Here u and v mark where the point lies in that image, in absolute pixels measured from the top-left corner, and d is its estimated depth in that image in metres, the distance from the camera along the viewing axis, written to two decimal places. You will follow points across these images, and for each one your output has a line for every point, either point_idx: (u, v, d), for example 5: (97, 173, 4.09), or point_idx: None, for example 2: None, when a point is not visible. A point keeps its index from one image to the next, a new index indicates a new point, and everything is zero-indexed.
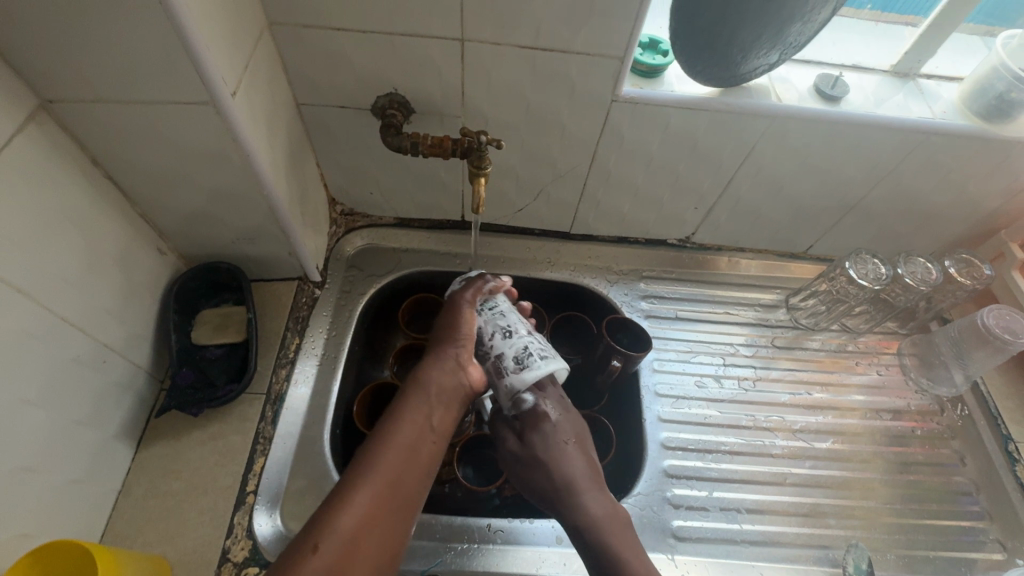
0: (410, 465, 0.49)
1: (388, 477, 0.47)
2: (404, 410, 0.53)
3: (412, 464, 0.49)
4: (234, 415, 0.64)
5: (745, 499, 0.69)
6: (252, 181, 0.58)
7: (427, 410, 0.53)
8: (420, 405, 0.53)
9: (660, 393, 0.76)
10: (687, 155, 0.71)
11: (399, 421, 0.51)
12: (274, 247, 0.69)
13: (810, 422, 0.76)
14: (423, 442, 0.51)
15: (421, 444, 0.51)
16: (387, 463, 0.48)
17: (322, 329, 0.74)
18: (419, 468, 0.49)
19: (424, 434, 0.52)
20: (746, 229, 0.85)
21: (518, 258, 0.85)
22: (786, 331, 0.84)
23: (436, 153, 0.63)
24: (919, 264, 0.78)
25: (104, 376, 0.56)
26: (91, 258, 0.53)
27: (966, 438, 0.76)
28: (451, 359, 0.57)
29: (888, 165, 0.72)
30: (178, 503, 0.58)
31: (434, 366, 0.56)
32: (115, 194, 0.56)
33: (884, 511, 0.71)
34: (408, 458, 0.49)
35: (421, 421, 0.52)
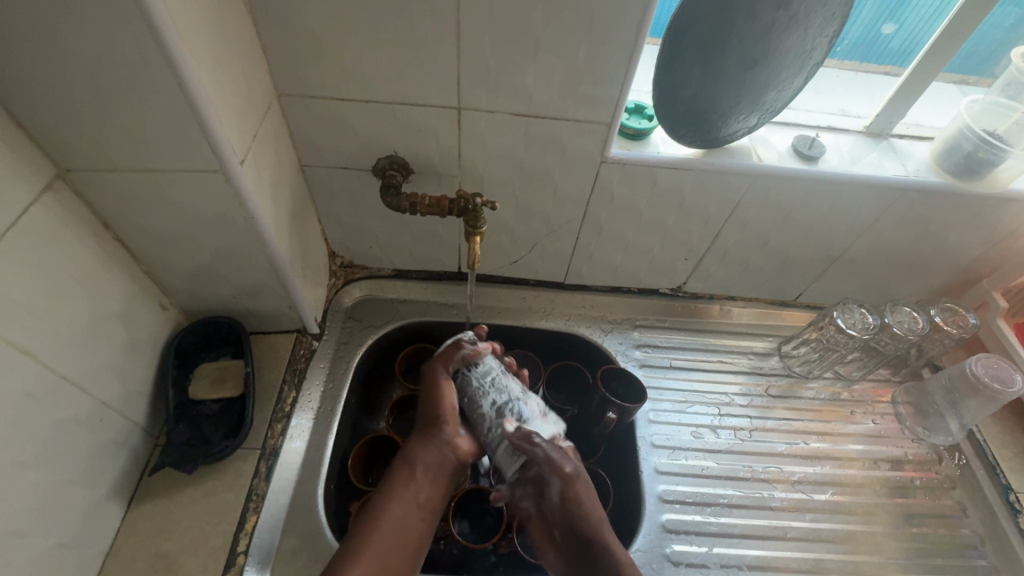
0: (400, 541, 0.57)
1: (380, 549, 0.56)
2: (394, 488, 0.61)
3: (404, 536, 0.58)
4: (228, 471, 0.64)
5: (746, 555, 0.68)
6: (256, 241, 0.60)
7: (414, 491, 0.61)
8: (406, 485, 0.61)
9: (657, 444, 0.76)
10: (675, 211, 0.74)
11: (389, 496, 0.60)
12: (274, 302, 0.70)
13: (809, 473, 0.76)
14: (411, 518, 0.59)
15: (407, 518, 0.59)
16: (379, 540, 0.56)
17: (319, 381, 0.74)
18: (408, 538, 0.58)
19: (412, 512, 0.60)
20: (737, 279, 0.87)
21: (513, 308, 0.87)
22: (780, 379, 0.85)
23: (433, 212, 0.66)
24: (905, 314, 0.79)
25: (100, 434, 0.56)
26: (96, 317, 0.55)
27: (967, 488, 0.76)
28: (437, 438, 0.65)
29: (868, 218, 0.74)
30: (166, 565, 0.57)
31: (422, 443, 0.64)
32: (122, 254, 0.58)
33: (889, 566, 0.69)
34: (396, 533, 0.57)
35: (409, 501, 0.60)
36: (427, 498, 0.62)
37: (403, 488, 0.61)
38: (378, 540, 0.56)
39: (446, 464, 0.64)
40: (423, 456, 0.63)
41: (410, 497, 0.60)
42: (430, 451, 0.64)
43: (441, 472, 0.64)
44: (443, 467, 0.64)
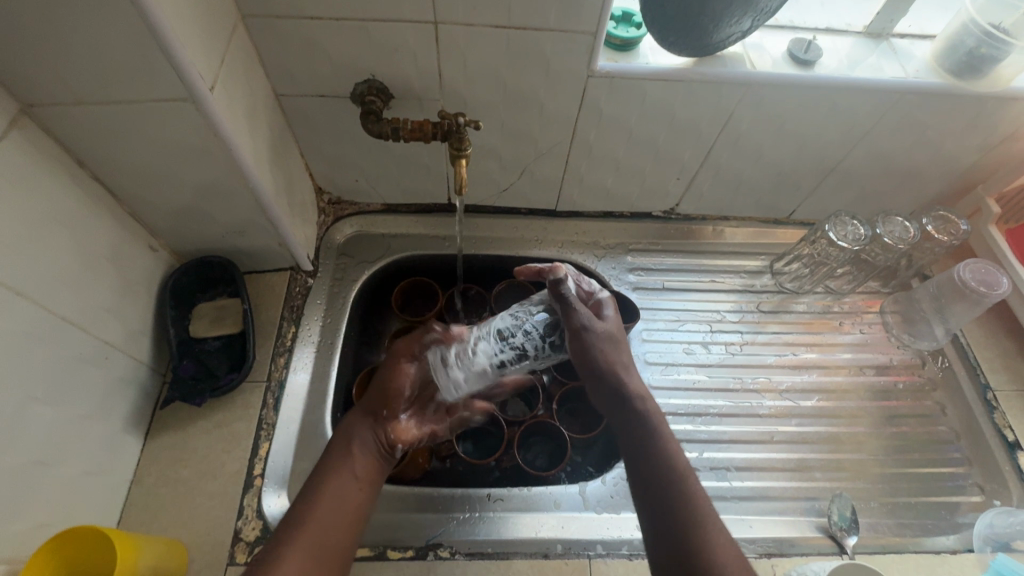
0: (342, 506, 0.53)
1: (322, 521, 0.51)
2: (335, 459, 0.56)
3: (337, 524, 0.52)
4: (236, 403, 0.66)
5: (734, 458, 0.72)
6: (238, 173, 0.59)
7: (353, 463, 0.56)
8: (343, 458, 0.56)
9: (650, 361, 0.79)
10: (665, 127, 0.72)
11: (322, 473, 0.55)
12: (264, 239, 0.70)
13: (795, 382, 0.79)
14: (353, 492, 0.54)
15: (350, 490, 0.54)
16: (317, 513, 0.51)
17: (317, 316, 0.75)
18: (347, 513, 0.53)
19: (351, 485, 0.55)
20: (730, 198, 0.86)
21: (506, 237, 0.87)
22: (771, 296, 0.87)
23: (416, 137, 0.64)
24: (897, 224, 0.79)
25: (107, 371, 0.57)
26: (83, 257, 0.54)
27: (947, 388, 0.79)
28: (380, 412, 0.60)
29: (865, 126, 0.73)
30: (188, 489, 0.61)
31: (359, 419, 0.59)
32: (102, 193, 0.57)
33: (870, 462, 0.73)
34: (334, 505, 0.53)
35: (348, 473, 0.55)
36: (362, 473, 0.56)
37: (339, 461, 0.56)
38: (312, 511, 0.51)
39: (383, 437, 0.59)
40: (360, 430, 0.59)
41: (344, 474, 0.55)
42: (367, 431, 0.59)
43: (380, 448, 0.59)
44: (383, 442, 0.59)
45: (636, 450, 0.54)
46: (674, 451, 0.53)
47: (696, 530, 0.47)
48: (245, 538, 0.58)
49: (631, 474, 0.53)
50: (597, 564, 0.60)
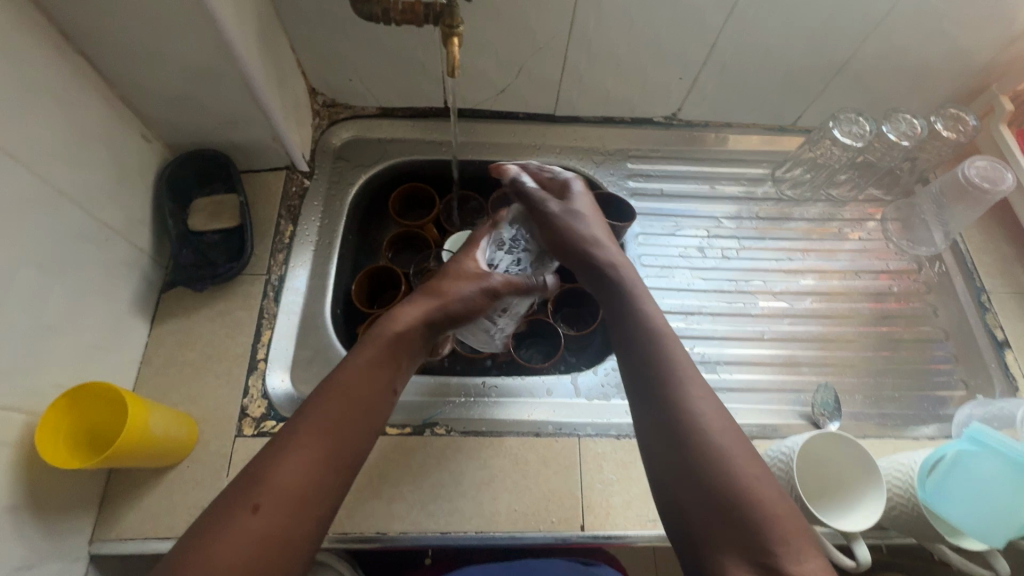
0: (355, 418, 0.48)
1: (330, 433, 0.46)
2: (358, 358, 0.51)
3: (349, 436, 0.47)
4: (237, 294, 0.68)
5: (724, 353, 0.73)
6: (225, 53, 0.57)
7: (380, 369, 0.51)
8: (375, 357, 0.51)
9: (646, 264, 0.79)
10: (668, 15, 0.69)
11: (351, 370, 0.50)
12: (257, 133, 0.69)
13: (789, 285, 0.80)
14: (379, 399, 0.50)
15: (377, 396, 0.50)
16: (336, 412, 0.47)
17: (315, 217, 0.76)
18: (368, 421, 0.48)
19: (375, 391, 0.50)
20: (734, 101, 0.83)
21: (504, 143, 0.85)
22: (770, 203, 0.86)
23: (408, 19, 0.61)
24: (904, 120, 0.77)
25: (108, 253, 0.59)
26: (75, 135, 0.54)
27: (941, 291, 0.79)
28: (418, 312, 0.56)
29: (878, 13, 0.69)
30: (195, 370, 0.63)
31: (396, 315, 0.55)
32: (88, 71, 0.56)
33: (858, 360, 0.75)
34: (356, 409, 0.48)
35: (374, 377, 0.50)
36: (387, 381, 0.51)
37: (371, 359, 0.51)
38: (332, 409, 0.47)
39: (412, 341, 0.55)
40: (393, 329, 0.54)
41: (376, 374, 0.51)
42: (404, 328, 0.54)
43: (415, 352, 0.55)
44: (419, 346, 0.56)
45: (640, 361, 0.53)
46: (676, 361, 0.52)
47: (707, 446, 0.47)
48: (251, 414, 0.61)
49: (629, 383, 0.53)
50: (585, 442, 0.63)
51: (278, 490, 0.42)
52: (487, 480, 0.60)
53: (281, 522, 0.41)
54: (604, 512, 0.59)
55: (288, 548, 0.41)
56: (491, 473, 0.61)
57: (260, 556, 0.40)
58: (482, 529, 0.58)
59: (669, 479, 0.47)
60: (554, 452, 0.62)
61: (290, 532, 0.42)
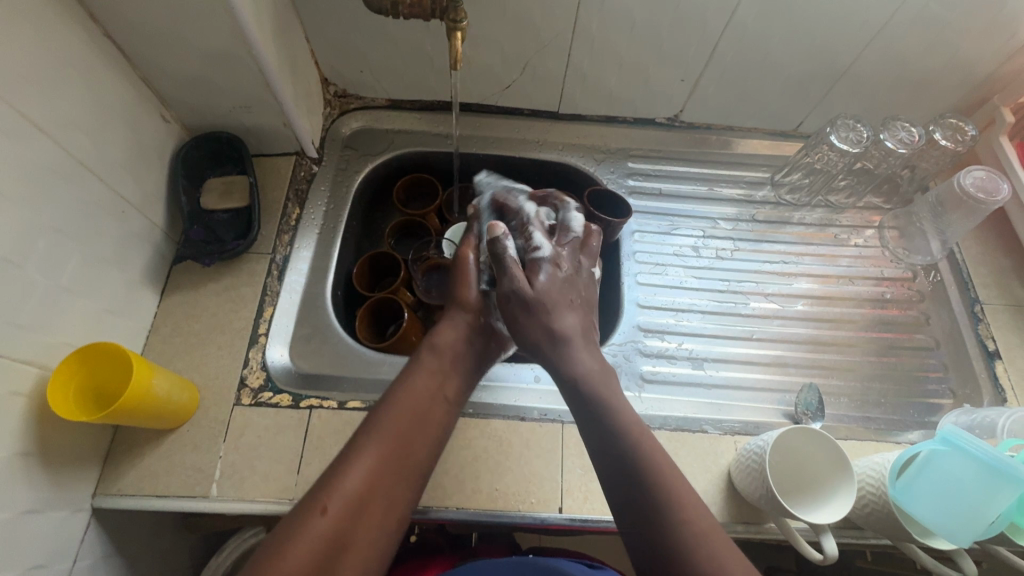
0: (420, 425, 0.52)
1: (397, 437, 0.50)
2: (419, 371, 0.56)
3: (413, 442, 0.51)
4: (243, 270, 0.71)
5: (712, 350, 0.74)
6: (241, 39, 0.61)
7: (440, 378, 0.57)
8: (428, 373, 0.56)
9: (640, 260, 0.81)
10: (670, 17, 0.71)
11: (411, 380, 0.55)
12: (270, 118, 0.73)
13: (782, 288, 0.81)
14: (434, 408, 0.54)
15: (429, 404, 0.54)
16: (398, 423, 0.51)
17: (321, 202, 0.79)
18: (427, 428, 0.52)
19: (436, 398, 0.55)
20: (735, 104, 0.84)
21: (507, 138, 0.87)
22: (768, 207, 0.87)
23: (416, 14, 0.64)
24: (902, 128, 0.77)
25: (124, 224, 0.62)
26: (98, 111, 0.58)
27: (935, 300, 0.79)
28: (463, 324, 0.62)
29: (878, 21, 0.70)
30: (199, 340, 0.66)
31: (445, 325, 0.62)
32: (113, 52, 0.59)
33: (846, 364, 0.76)
34: (414, 418, 0.52)
35: (434, 385, 0.56)
36: (444, 391, 0.56)
37: (419, 378, 0.56)
38: (397, 417, 0.51)
39: (466, 351, 0.60)
40: (445, 340, 0.60)
41: (425, 392, 0.55)
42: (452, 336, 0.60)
43: (467, 364, 0.60)
44: (470, 359, 0.60)
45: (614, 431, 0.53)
46: (641, 429, 0.52)
47: (635, 461, 0.49)
48: (250, 385, 0.64)
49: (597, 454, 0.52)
50: (569, 429, 0.65)
51: (349, 495, 0.45)
52: (471, 459, 0.62)
53: (349, 520, 0.44)
54: (582, 496, 0.61)
55: (362, 543, 0.44)
56: (475, 452, 0.63)
57: (335, 554, 0.43)
58: (463, 505, 0.60)
59: (621, 509, 0.48)
60: (537, 437, 0.64)
61: (359, 531, 0.44)
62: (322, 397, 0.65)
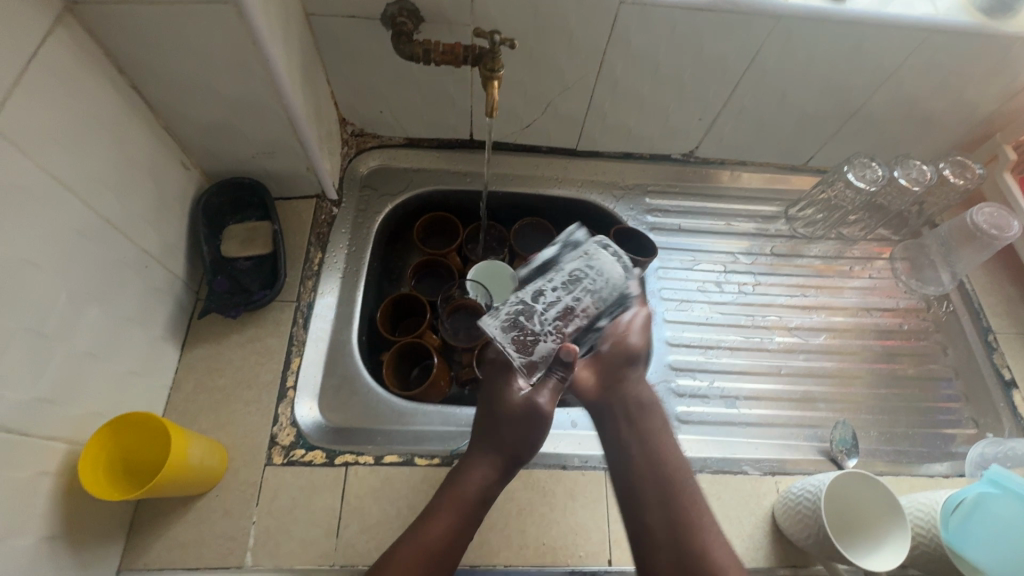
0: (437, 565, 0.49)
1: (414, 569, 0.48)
2: (441, 500, 0.53)
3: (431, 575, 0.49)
4: (267, 320, 0.68)
5: (743, 388, 0.75)
6: (272, 89, 0.59)
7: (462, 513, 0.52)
8: (450, 504, 0.52)
9: (665, 297, 0.81)
10: (694, 61, 0.72)
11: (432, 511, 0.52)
12: (292, 163, 0.71)
13: (804, 321, 0.82)
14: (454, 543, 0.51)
15: (450, 544, 0.51)
16: (414, 561, 0.48)
17: (343, 244, 0.77)
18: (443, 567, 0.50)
19: (458, 534, 0.51)
20: (750, 141, 0.86)
21: (526, 175, 0.87)
22: (784, 240, 0.89)
23: (448, 60, 0.64)
24: (914, 166, 0.80)
25: (147, 279, 0.59)
26: (124, 165, 0.55)
27: (948, 330, 0.82)
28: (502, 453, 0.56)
29: (890, 66, 0.73)
30: (225, 396, 0.63)
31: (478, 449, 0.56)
32: (138, 103, 0.57)
33: (870, 395, 0.77)
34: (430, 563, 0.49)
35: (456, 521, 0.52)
36: (468, 528, 0.52)
37: (446, 502, 0.53)
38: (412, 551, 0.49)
39: (495, 486, 0.55)
40: (473, 469, 0.55)
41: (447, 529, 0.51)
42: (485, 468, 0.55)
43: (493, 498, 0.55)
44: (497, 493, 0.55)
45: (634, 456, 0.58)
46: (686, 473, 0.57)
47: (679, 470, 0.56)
48: (280, 443, 0.62)
49: (618, 465, 0.58)
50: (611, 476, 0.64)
51: None
52: (514, 512, 0.61)
53: None
54: (630, 546, 0.60)
55: None
56: (519, 505, 0.61)
57: None
58: (510, 562, 0.58)
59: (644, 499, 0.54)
60: (580, 486, 0.63)
61: None
62: (357, 452, 0.62)
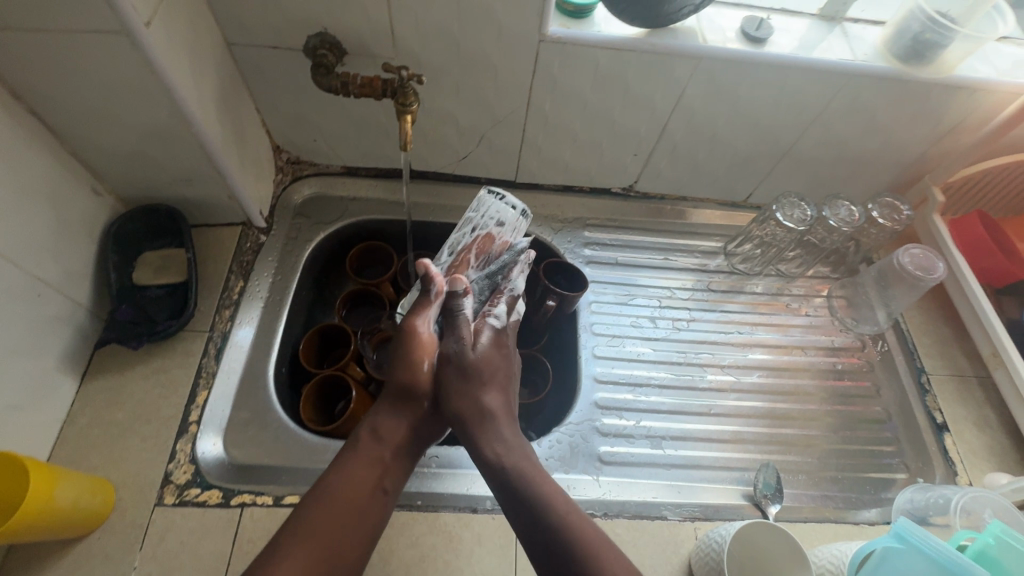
0: (354, 523, 0.49)
1: (325, 533, 0.48)
2: (349, 459, 0.53)
3: (348, 531, 0.49)
4: (177, 351, 0.66)
5: (671, 428, 0.73)
6: (180, 118, 0.58)
7: (374, 471, 0.53)
8: (364, 465, 0.53)
9: (597, 332, 0.80)
10: (621, 99, 0.73)
11: (341, 476, 0.52)
12: (213, 190, 0.70)
13: (738, 359, 0.81)
14: (372, 505, 0.51)
15: (368, 500, 0.51)
16: (325, 527, 0.48)
17: (268, 273, 0.76)
18: (362, 528, 0.50)
19: (374, 492, 0.52)
20: (687, 177, 0.87)
21: (464, 206, 0.87)
22: (723, 276, 0.88)
23: (366, 93, 0.64)
24: (842, 206, 0.80)
25: (41, 308, 0.57)
26: (17, 193, 0.54)
27: (884, 371, 0.81)
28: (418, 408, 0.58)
29: (815, 108, 0.74)
30: (121, 431, 0.61)
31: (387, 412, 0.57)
32: (38, 129, 0.56)
33: (801, 437, 0.75)
34: (349, 518, 0.49)
35: (374, 477, 0.53)
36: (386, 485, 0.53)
37: (357, 467, 0.53)
38: (318, 518, 0.48)
39: (411, 442, 0.57)
40: (387, 428, 0.56)
41: (366, 483, 0.52)
42: (398, 425, 0.57)
43: (409, 454, 0.56)
44: (411, 449, 0.57)
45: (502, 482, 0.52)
46: None
47: None
48: (175, 481, 0.59)
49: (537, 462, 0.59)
50: None
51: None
52: (416, 559, 0.58)
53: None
54: None
55: None
56: (422, 552, 0.58)
57: None
58: None
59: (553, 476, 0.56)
60: (489, 531, 0.60)
61: None
62: (256, 492, 0.60)
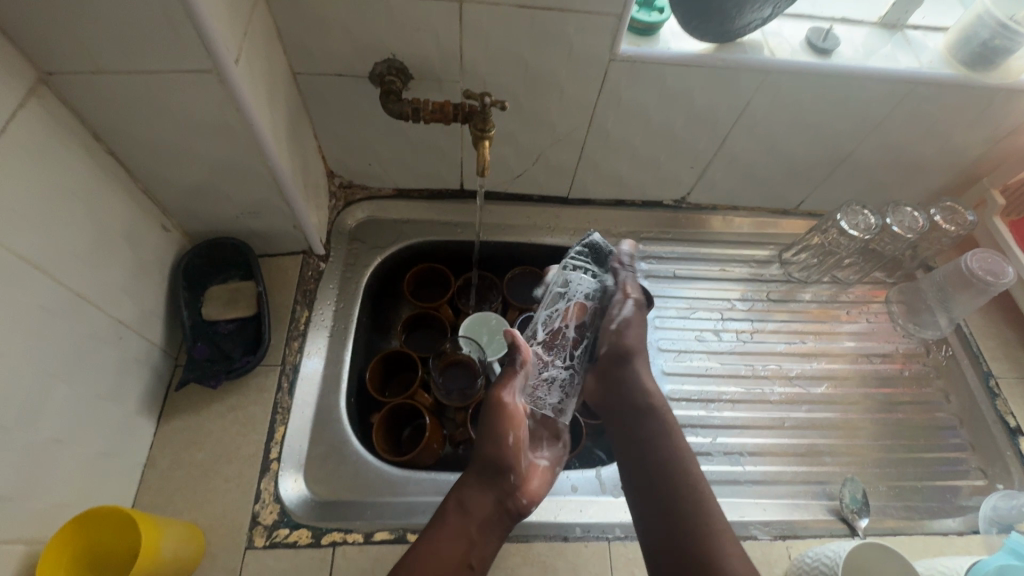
0: None
1: None
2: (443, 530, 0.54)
3: None
4: (251, 387, 0.65)
5: (747, 443, 0.72)
6: (256, 152, 0.57)
7: (463, 543, 0.54)
8: (457, 535, 0.54)
9: (663, 348, 0.79)
10: (685, 114, 0.72)
11: (436, 546, 0.53)
12: (278, 221, 0.69)
13: (804, 369, 0.80)
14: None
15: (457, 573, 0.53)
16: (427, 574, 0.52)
17: (331, 301, 0.75)
18: None
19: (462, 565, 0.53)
20: (741, 187, 0.86)
21: (518, 225, 0.86)
22: (779, 285, 0.88)
23: (437, 119, 0.63)
24: (906, 213, 0.80)
25: (122, 351, 0.56)
26: (99, 236, 0.53)
27: (950, 376, 0.81)
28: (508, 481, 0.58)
29: (878, 116, 0.73)
30: (203, 472, 0.60)
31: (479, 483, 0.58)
32: (116, 169, 0.55)
33: (874, 447, 0.75)
34: None
35: (463, 552, 0.54)
36: (478, 550, 0.55)
37: (450, 536, 0.54)
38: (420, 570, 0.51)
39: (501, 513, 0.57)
40: (478, 501, 0.56)
41: (453, 555, 0.53)
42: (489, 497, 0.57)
43: (498, 526, 0.57)
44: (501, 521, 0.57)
45: (641, 463, 0.58)
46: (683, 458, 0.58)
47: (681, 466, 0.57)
48: (263, 522, 0.58)
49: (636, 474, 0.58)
50: (616, 546, 0.60)
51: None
52: None
53: None
54: None
55: None
56: None
57: None
58: None
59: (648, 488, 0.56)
60: (583, 560, 0.59)
61: None
62: (346, 529, 0.58)
